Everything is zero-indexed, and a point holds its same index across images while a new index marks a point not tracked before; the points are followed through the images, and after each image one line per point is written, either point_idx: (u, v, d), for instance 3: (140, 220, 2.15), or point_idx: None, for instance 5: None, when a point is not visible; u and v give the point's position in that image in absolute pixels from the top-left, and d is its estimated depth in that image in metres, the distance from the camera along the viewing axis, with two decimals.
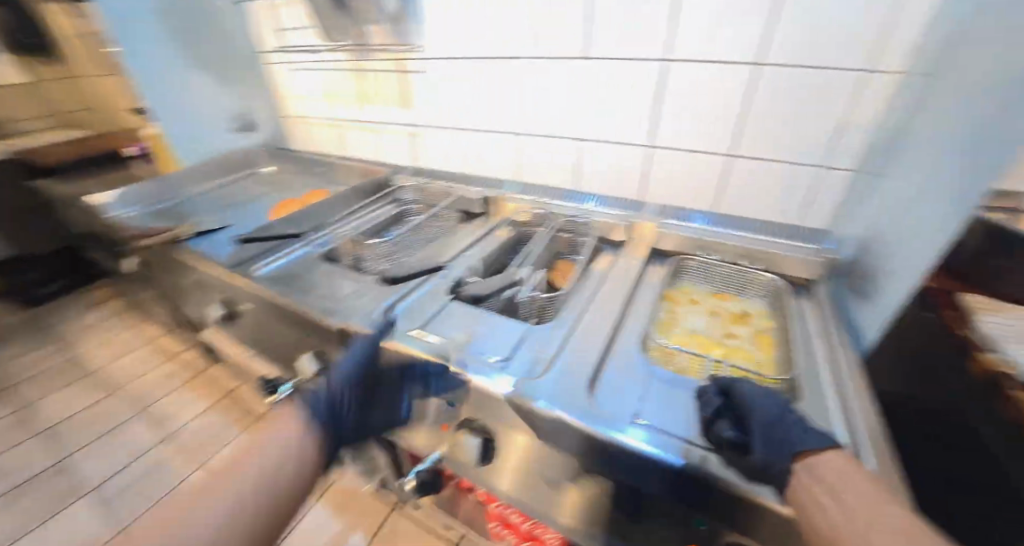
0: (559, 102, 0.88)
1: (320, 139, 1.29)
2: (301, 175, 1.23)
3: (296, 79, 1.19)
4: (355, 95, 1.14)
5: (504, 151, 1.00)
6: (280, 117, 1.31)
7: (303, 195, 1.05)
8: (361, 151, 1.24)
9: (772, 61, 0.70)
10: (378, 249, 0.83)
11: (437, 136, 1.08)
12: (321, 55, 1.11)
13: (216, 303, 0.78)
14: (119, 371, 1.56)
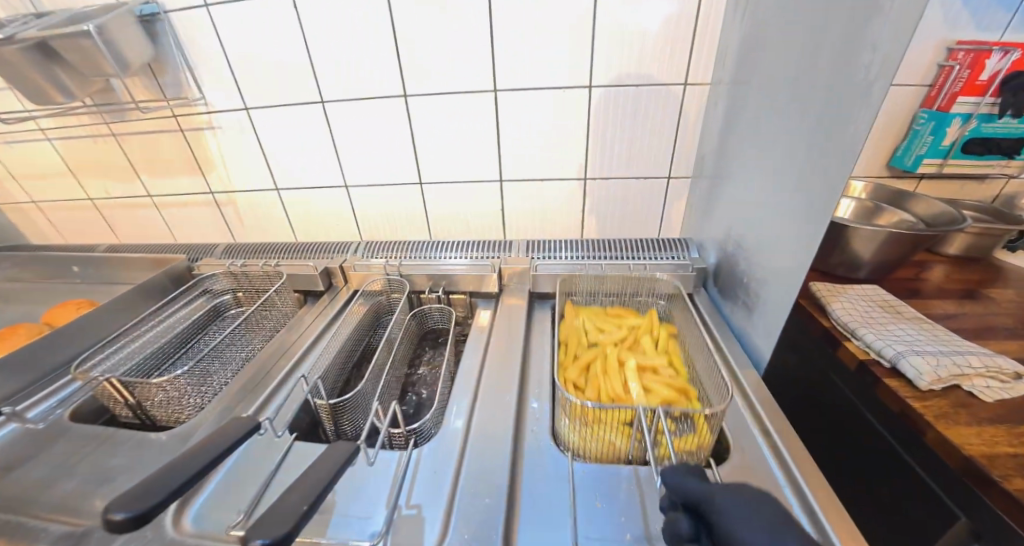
0: (392, 147, 0.76)
1: (81, 230, 0.95)
2: (48, 284, 0.86)
3: (20, 155, 0.86)
4: (119, 167, 0.85)
5: (341, 209, 0.84)
6: (1, 207, 0.93)
7: (39, 317, 0.71)
8: (148, 239, 0.93)
9: (596, 85, 0.69)
10: (169, 390, 0.55)
11: (251, 203, 0.86)
12: (49, 122, 0.81)
13: None
14: None
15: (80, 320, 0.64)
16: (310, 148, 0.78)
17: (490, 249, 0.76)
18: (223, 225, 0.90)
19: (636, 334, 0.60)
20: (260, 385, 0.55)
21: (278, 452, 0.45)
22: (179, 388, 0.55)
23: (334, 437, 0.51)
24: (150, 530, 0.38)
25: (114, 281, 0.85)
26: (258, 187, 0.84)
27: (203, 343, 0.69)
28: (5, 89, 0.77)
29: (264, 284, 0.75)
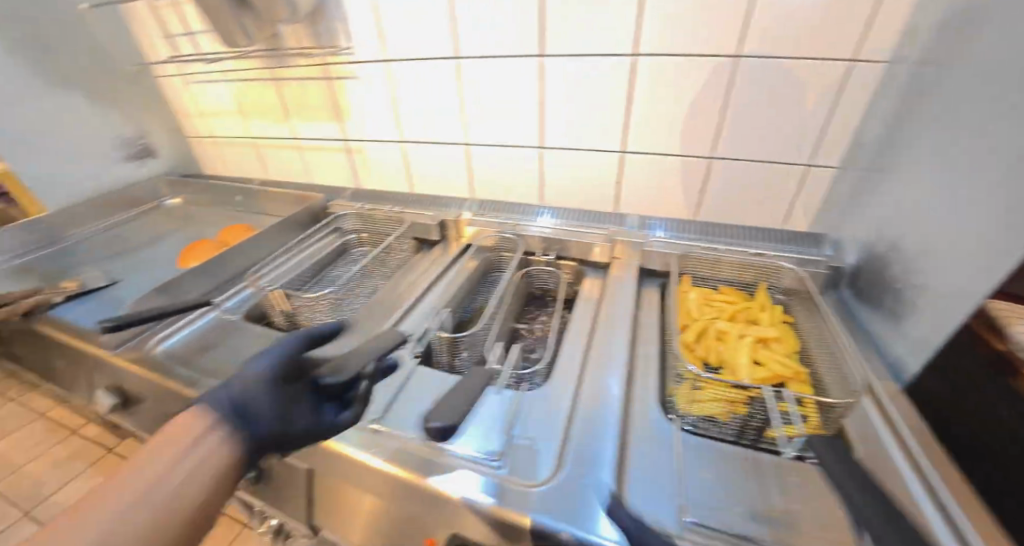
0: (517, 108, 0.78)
1: (241, 164, 1.12)
2: (220, 207, 1.04)
3: (204, 94, 1.01)
4: (276, 110, 0.97)
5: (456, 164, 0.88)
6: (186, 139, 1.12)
7: (217, 234, 0.87)
8: (291, 177, 1.07)
9: (744, 56, 0.64)
10: (317, 305, 0.64)
11: (378, 152, 0.93)
12: (227, 65, 0.94)
13: (104, 391, 0.65)
14: None
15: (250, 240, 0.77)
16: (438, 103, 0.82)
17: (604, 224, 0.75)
18: (352, 170, 0.99)
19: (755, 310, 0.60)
20: (389, 312, 0.62)
21: (404, 373, 0.52)
22: (323, 305, 0.64)
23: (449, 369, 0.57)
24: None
25: (267, 210, 1.00)
26: (387, 138, 0.90)
27: (338, 272, 0.79)
28: (199, 33, 0.91)
29: (387, 228, 0.83)
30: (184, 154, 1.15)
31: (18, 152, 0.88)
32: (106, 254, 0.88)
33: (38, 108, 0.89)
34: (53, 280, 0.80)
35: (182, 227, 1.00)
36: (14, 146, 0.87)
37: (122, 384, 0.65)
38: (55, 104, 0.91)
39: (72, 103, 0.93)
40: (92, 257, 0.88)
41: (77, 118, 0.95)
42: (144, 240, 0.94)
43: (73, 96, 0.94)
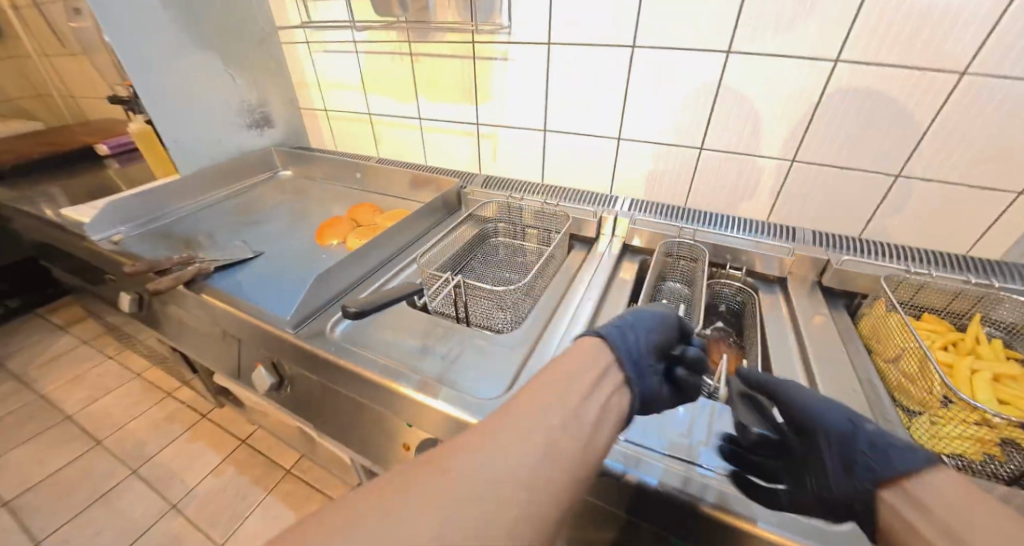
0: (682, 107, 0.73)
1: (354, 140, 1.10)
2: (338, 184, 1.04)
3: (330, 65, 0.99)
4: (405, 87, 0.94)
5: (600, 159, 0.85)
6: (302, 110, 1.11)
7: (347, 211, 0.84)
8: (408, 158, 1.05)
9: (973, 71, 0.56)
10: (494, 301, 0.61)
11: (513, 139, 0.90)
12: (362, 35, 0.90)
13: (260, 368, 0.61)
14: (81, 392, 1.25)
15: (404, 220, 0.73)
16: (596, 93, 0.78)
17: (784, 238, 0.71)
18: (477, 155, 0.95)
19: (980, 343, 0.55)
20: (573, 316, 0.59)
21: None
22: (495, 302, 0.61)
23: None
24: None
25: (389, 190, 0.99)
26: (528, 126, 0.87)
27: (484, 264, 0.76)
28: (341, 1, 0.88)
29: (533, 222, 0.79)
30: (297, 127, 1.14)
31: (160, 115, 0.88)
32: (237, 225, 0.89)
33: (179, 70, 0.88)
34: (195, 247, 0.81)
35: (300, 200, 0.99)
36: (157, 108, 0.87)
37: (278, 361, 0.61)
38: (194, 67, 0.91)
39: (208, 67, 0.93)
40: (225, 226, 0.88)
41: (211, 83, 0.94)
42: (268, 212, 0.94)
43: (210, 60, 0.93)
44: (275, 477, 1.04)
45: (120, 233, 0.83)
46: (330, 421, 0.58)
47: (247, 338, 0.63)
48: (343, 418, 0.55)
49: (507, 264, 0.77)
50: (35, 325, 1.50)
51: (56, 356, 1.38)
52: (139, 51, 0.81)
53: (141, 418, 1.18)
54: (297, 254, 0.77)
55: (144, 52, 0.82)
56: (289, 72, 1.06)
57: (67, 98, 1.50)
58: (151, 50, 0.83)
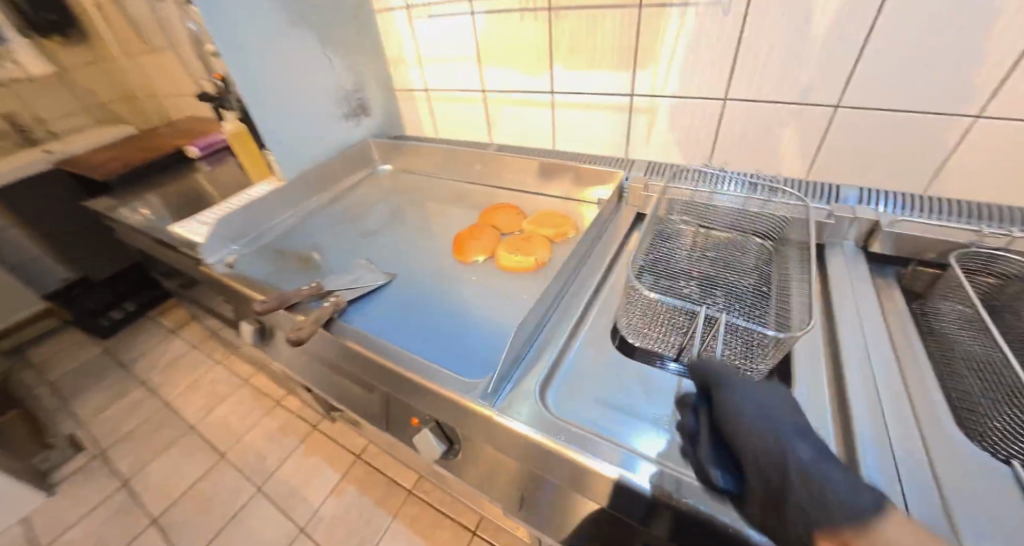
0: (975, 52, 0.49)
1: (460, 125, 0.94)
2: (448, 178, 0.89)
3: (434, 32, 0.82)
4: (533, 54, 0.76)
5: (805, 131, 0.63)
6: (399, 92, 0.97)
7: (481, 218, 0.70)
8: (529, 141, 0.88)
9: None
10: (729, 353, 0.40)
11: (678, 114, 0.71)
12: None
13: (425, 432, 0.47)
14: (201, 399, 1.27)
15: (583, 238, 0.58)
16: (819, 41, 0.56)
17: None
18: (625, 134, 0.78)
19: None
20: (872, 374, 0.40)
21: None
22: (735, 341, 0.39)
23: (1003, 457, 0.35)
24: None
25: (511, 183, 0.83)
26: (700, 93, 0.67)
27: (673, 269, 0.55)
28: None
29: (727, 224, 0.62)
30: (393, 114, 1.00)
31: (262, 116, 0.77)
32: (350, 235, 0.77)
33: (278, 60, 0.76)
34: (314, 267, 0.71)
35: (410, 199, 0.86)
36: (259, 107, 0.76)
37: (443, 423, 0.48)
38: (292, 55, 0.78)
39: (305, 52, 0.80)
40: (338, 238, 0.77)
41: (309, 71, 0.82)
42: (378, 217, 0.82)
43: (308, 44, 0.80)
44: (398, 499, 0.99)
45: (234, 252, 0.75)
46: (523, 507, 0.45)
47: (400, 395, 0.49)
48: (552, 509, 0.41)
49: (701, 276, 0.54)
50: (152, 327, 1.56)
51: (172, 361, 1.41)
52: (239, 42, 0.70)
53: (256, 428, 1.17)
54: (431, 274, 0.64)
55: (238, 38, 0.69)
56: (384, 49, 0.91)
57: (158, 98, 1.48)
58: (248, 39, 0.71)
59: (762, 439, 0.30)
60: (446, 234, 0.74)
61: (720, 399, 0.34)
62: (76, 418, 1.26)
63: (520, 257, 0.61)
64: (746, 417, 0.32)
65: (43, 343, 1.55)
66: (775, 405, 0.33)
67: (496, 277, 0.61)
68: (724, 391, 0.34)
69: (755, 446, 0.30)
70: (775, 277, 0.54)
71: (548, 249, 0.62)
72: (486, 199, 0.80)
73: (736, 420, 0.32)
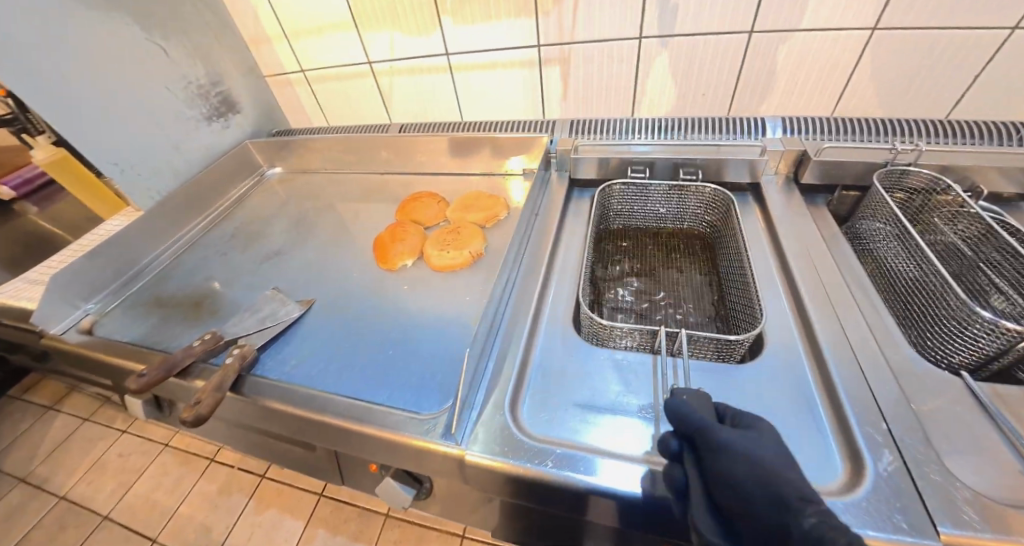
0: None
1: (351, 108, 0.81)
2: (354, 169, 0.77)
3: None
4: (422, 7, 0.64)
5: (722, 64, 0.61)
6: (269, 76, 0.80)
7: (398, 214, 0.61)
8: (436, 115, 0.78)
9: None
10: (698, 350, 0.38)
11: (593, 60, 0.64)
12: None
13: (386, 483, 0.40)
14: (109, 482, 1.05)
15: (522, 220, 0.53)
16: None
17: (977, 133, 0.52)
18: (541, 93, 0.70)
19: None
20: (830, 308, 0.40)
21: (976, 404, 0.32)
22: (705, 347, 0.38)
23: (946, 364, 0.37)
24: (958, 497, 0.27)
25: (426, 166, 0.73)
26: (612, 36, 0.61)
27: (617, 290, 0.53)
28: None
29: (661, 205, 0.58)
30: (269, 104, 0.84)
31: (85, 132, 0.58)
32: (247, 260, 0.63)
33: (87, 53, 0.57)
34: (205, 310, 0.57)
35: (312, 201, 0.73)
36: (76, 124, 0.57)
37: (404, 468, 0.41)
38: (103, 46, 0.58)
39: (121, 39, 0.60)
40: (230, 268, 0.63)
41: (139, 64, 0.63)
42: (277, 232, 0.68)
43: (122, 28, 0.60)
44: (375, 527, 0.90)
45: (88, 313, 0.58)
46: (515, 525, 0.40)
47: (345, 449, 0.41)
48: (547, 522, 0.38)
49: (644, 289, 0.54)
50: (18, 412, 1.24)
51: (57, 445, 1.15)
52: (17, 35, 0.50)
53: (191, 497, 1.00)
54: (357, 290, 0.54)
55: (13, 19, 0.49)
56: (237, 22, 0.74)
57: None
58: (32, 27, 0.51)
59: (759, 513, 0.25)
60: (364, 238, 0.63)
61: (708, 460, 0.28)
62: None
63: (453, 254, 0.53)
64: (739, 483, 0.26)
65: None
66: (774, 460, 0.26)
67: (433, 277, 0.53)
68: (712, 447, 0.28)
69: (754, 522, 0.25)
70: (710, 271, 0.54)
71: (481, 236, 0.55)
72: (404, 188, 0.70)
73: (727, 489, 0.26)
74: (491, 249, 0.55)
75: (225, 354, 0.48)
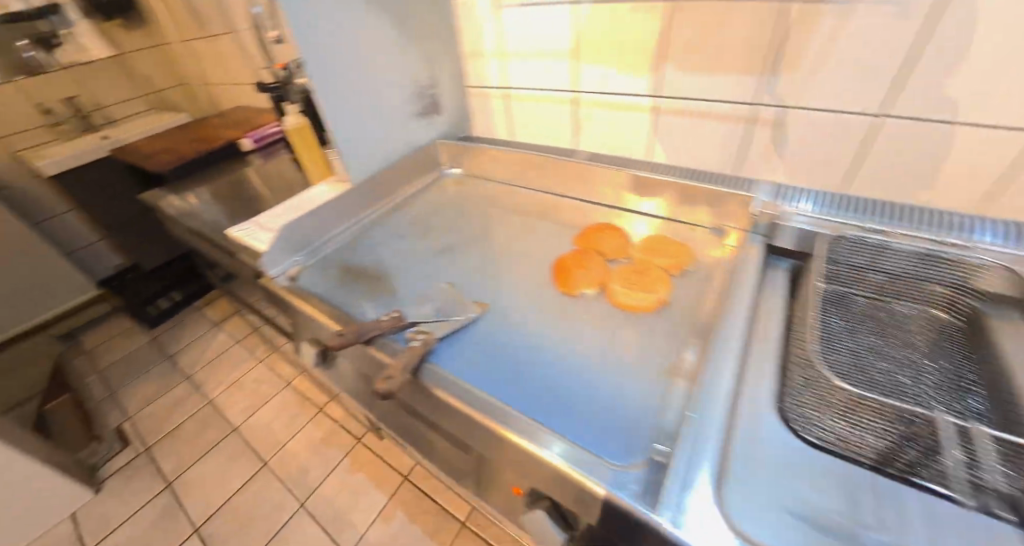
0: None
1: (537, 129, 0.86)
2: (527, 185, 0.80)
3: (522, 26, 0.74)
4: (640, 48, 0.67)
5: (970, 157, 0.51)
6: (468, 89, 0.89)
7: (578, 242, 0.64)
8: (618, 150, 0.80)
9: None
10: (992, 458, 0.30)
11: (815, 125, 0.58)
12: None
13: (536, 511, 0.39)
14: (244, 400, 1.24)
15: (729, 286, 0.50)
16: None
17: None
18: (738, 149, 0.67)
19: None
20: None
21: None
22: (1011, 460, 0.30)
23: None
24: None
25: (601, 196, 0.73)
26: (844, 105, 0.55)
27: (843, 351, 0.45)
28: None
29: (900, 267, 0.49)
30: (461, 113, 0.92)
31: (339, 115, 0.70)
32: (426, 249, 0.69)
33: (358, 53, 0.69)
34: (387, 285, 0.63)
35: (486, 207, 0.78)
36: (334, 107, 0.69)
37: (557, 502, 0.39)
38: (366, 40, 0.69)
39: (380, 37, 0.70)
40: (408, 251, 0.69)
41: (390, 66, 0.74)
42: (453, 230, 0.73)
43: (383, 28, 0.71)
44: (449, 531, 0.90)
45: (296, 263, 0.69)
46: None
47: (500, 459, 0.42)
48: None
49: (887, 361, 0.45)
50: (195, 320, 1.54)
51: (215, 356, 1.39)
52: (319, 36, 0.63)
53: (299, 436, 1.12)
54: (526, 304, 0.56)
55: (322, 25, 0.63)
56: (460, 43, 0.83)
57: (205, 86, 1.57)
58: (330, 30, 0.64)
59: None
60: (532, 255, 0.64)
61: None
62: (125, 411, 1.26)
63: (639, 295, 0.53)
64: None
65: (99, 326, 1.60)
66: None
67: (609, 314, 0.53)
68: None
69: None
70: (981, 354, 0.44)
71: (669, 287, 0.54)
72: (576, 215, 0.72)
73: None
74: (672, 305, 0.52)
75: (403, 334, 0.52)
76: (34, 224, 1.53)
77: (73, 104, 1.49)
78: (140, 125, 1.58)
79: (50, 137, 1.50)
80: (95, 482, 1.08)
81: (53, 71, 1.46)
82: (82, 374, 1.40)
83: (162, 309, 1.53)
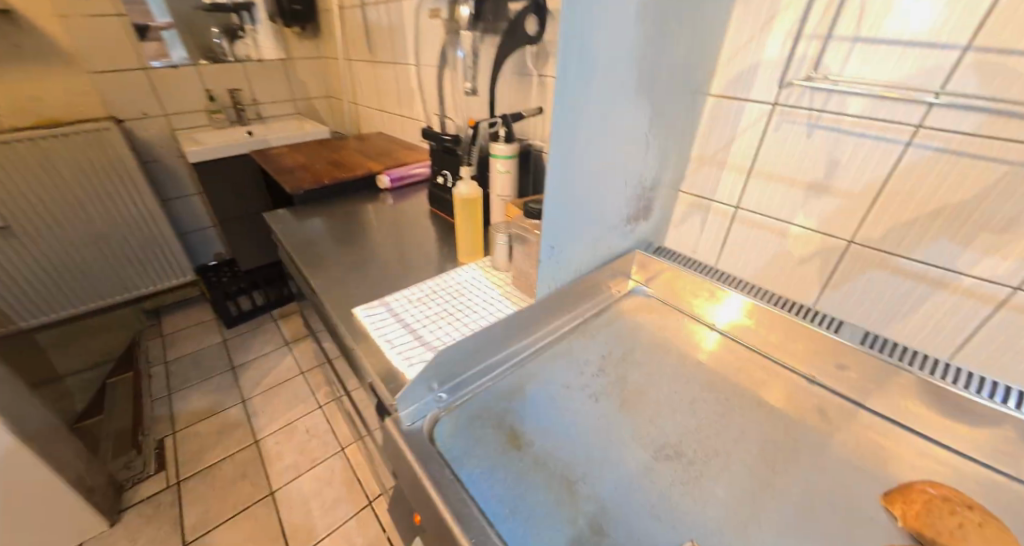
0: None
1: (760, 261, 0.69)
2: (743, 349, 0.60)
3: (802, 151, 0.58)
4: (1008, 236, 0.46)
5: None
6: (684, 195, 0.75)
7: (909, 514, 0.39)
8: (894, 328, 0.58)
9: None
10: None
11: None
12: (961, 83, 0.45)
13: None
14: (290, 455, 1.11)
15: None
16: None
17: None
18: None
19: None
20: None
21: None
22: None
23: None
24: None
25: (877, 416, 0.50)
26: None
27: None
28: (959, 50, 0.44)
29: None
30: (665, 216, 0.77)
31: (556, 236, 0.54)
32: (622, 421, 0.48)
33: (600, 168, 0.53)
34: (577, 498, 0.40)
35: (690, 367, 0.57)
36: (556, 228, 0.53)
37: None
38: (617, 130, 0.52)
39: (633, 135, 0.54)
40: (599, 427, 0.47)
41: (624, 176, 0.58)
42: (650, 400, 0.51)
43: (639, 119, 0.54)
44: None
45: (437, 404, 0.48)
46: None
47: None
48: None
49: None
50: (270, 333, 1.55)
51: (275, 384, 1.33)
52: (576, 146, 0.48)
53: (337, 534, 0.94)
54: None
55: (583, 135, 0.47)
56: (697, 144, 0.69)
57: (351, 102, 1.54)
58: (588, 140, 0.49)
59: None
60: (795, 506, 0.40)
61: None
62: (176, 425, 1.20)
63: None
64: None
65: (185, 313, 1.65)
66: None
67: None
68: None
69: None
70: None
71: None
72: (849, 436, 0.48)
73: None
74: None
75: None
76: (164, 200, 1.57)
77: (233, 97, 1.54)
78: (284, 128, 1.60)
79: (204, 122, 1.54)
80: (117, 514, 0.98)
81: (227, 64, 1.51)
82: (156, 365, 1.41)
83: (241, 311, 1.58)
